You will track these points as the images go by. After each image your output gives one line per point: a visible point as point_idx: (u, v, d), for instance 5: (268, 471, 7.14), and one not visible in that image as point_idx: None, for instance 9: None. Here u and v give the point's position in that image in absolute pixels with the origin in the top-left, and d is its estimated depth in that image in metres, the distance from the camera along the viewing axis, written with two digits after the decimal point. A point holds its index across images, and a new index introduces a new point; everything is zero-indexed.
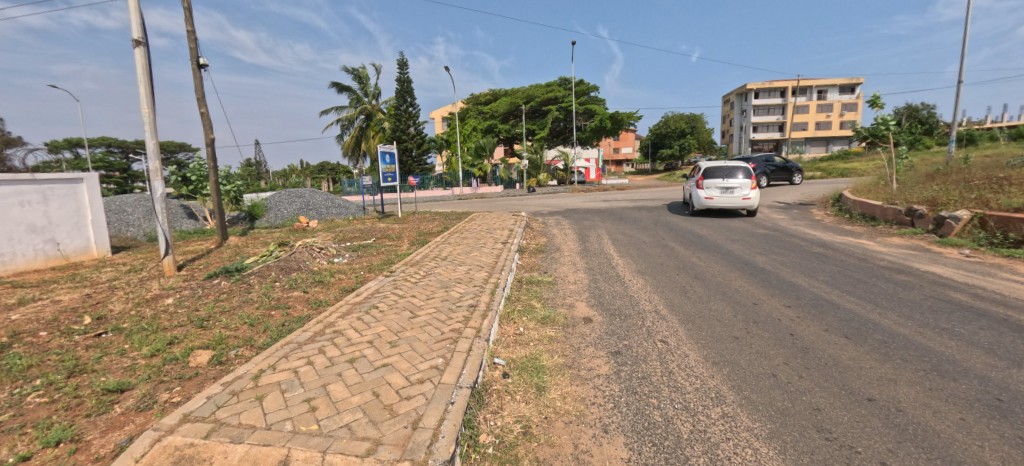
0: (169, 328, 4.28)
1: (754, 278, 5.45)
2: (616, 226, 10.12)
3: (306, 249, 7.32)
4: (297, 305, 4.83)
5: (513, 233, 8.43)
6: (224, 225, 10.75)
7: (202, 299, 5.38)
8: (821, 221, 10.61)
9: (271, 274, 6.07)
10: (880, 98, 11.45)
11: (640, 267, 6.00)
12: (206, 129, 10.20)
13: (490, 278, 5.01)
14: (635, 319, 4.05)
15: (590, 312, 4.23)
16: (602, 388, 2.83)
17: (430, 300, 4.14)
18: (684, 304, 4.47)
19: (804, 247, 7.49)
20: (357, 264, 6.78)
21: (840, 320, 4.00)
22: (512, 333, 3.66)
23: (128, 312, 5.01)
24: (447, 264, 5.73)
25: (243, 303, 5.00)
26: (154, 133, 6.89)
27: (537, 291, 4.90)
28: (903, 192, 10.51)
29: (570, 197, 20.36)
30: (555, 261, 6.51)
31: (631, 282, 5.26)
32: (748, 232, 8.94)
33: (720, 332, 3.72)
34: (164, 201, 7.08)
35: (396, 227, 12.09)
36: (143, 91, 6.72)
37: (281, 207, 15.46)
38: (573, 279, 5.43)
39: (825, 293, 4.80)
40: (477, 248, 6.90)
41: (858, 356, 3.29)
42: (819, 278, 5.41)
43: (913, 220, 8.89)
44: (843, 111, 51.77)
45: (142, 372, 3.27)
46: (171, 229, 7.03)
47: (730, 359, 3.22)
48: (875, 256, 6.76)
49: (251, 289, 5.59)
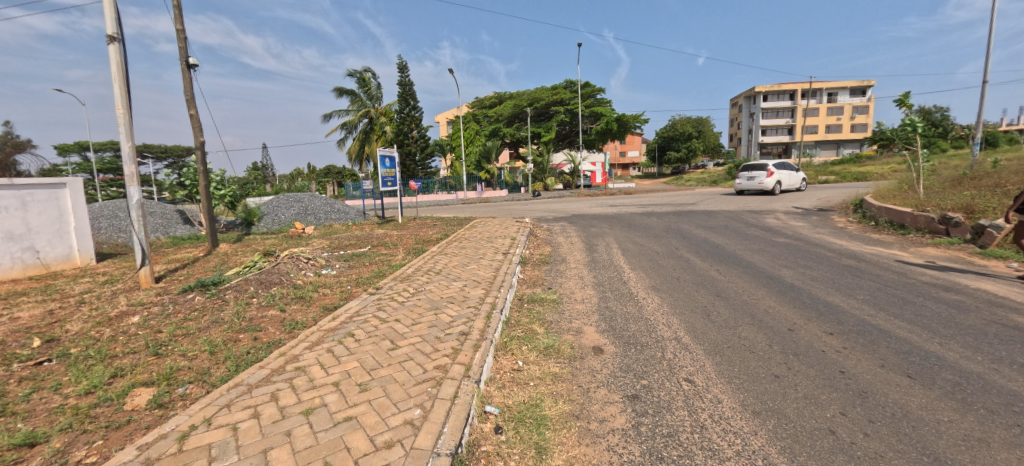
0: (121, 356, 3.76)
1: (785, 297, 4.84)
2: (625, 234, 9.53)
3: (292, 260, 6.79)
4: (269, 327, 4.29)
5: (516, 243, 7.86)
6: (214, 233, 10.30)
7: (170, 319, 4.85)
8: (844, 229, 9.96)
9: (249, 289, 5.54)
10: (910, 97, 10.77)
11: (655, 282, 5.43)
12: (196, 132, 9.77)
13: (486, 297, 4.46)
14: (654, 350, 3.46)
15: (601, 340, 3.66)
16: (620, 451, 2.26)
17: (417, 326, 3.60)
18: (707, 330, 3.89)
19: (832, 258, 6.87)
20: (345, 277, 6.27)
21: (896, 353, 3.41)
22: (509, 369, 3.09)
23: (85, 332, 4.49)
24: (440, 279, 5.18)
25: (211, 325, 4.48)
26: (130, 135, 6.42)
27: (540, 313, 4.31)
28: (932, 198, 9.85)
29: (576, 202, 19.68)
30: (560, 275, 5.93)
31: (646, 301, 4.69)
32: (768, 242, 8.34)
33: (755, 367, 3.16)
34: (141, 208, 6.58)
35: (395, 233, 11.56)
36: (118, 90, 6.26)
37: (278, 212, 15.04)
38: (580, 297, 4.85)
39: (868, 317, 4.20)
40: (475, 259, 6.36)
41: (931, 404, 2.71)
42: (857, 297, 4.81)
43: (947, 229, 8.21)
44: (854, 114, 50.87)
45: (64, 418, 2.73)
46: (148, 238, 6.53)
47: (775, 408, 2.65)
48: (914, 270, 6.12)
49: (224, 307, 5.05)
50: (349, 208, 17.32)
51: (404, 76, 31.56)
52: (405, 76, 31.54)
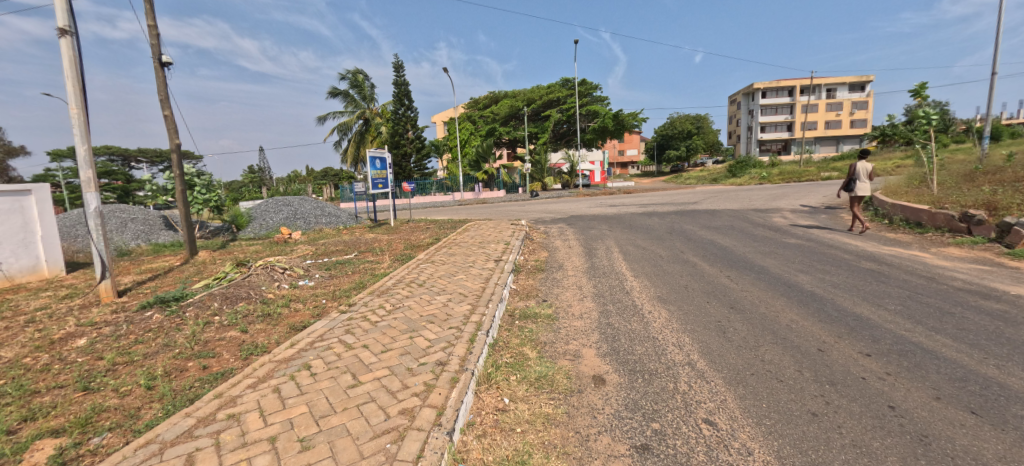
0: (43, 392, 3.24)
1: (807, 309, 4.30)
2: (626, 236, 8.99)
3: (266, 271, 6.25)
4: (223, 353, 3.76)
5: (509, 248, 7.33)
6: (193, 239, 9.75)
7: (119, 342, 4.32)
8: (856, 228, 9.41)
9: (212, 305, 4.99)
10: (927, 87, 10.33)
11: (661, 292, 4.89)
12: (171, 134, 9.23)
13: (472, 315, 3.91)
14: (665, 381, 2.94)
15: (602, 367, 3.14)
16: None
17: (387, 354, 3.07)
18: (725, 352, 3.36)
19: (852, 261, 6.33)
20: (322, 290, 5.74)
21: (949, 380, 2.90)
22: (492, 410, 2.57)
23: (17, 361, 3.95)
24: (422, 293, 4.64)
25: (160, 351, 3.94)
26: (85, 137, 5.90)
27: (533, 333, 3.78)
28: (948, 195, 9.31)
29: (575, 202, 19.09)
30: (557, 284, 5.40)
31: (652, 316, 4.16)
32: (780, 243, 7.80)
33: (787, 402, 2.66)
34: (100, 217, 6.03)
35: (384, 237, 11.00)
36: (71, 89, 5.76)
37: (266, 216, 14.50)
38: (578, 312, 4.30)
39: (906, 333, 3.68)
40: (463, 268, 5.82)
41: (1010, 454, 2.20)
42: (889, 308, 4.29)
43: (969, 227, 7.71)
44: (853, 110, 50.42)
45: None
46: (108, 249, 6.00)
47: (820, 463, 2.14)
48: (943, 275, 5.57)
49: (182, 328, 4.52)
50: (342, 211, 16.77)
51: (398, 76, 31.03)
52: (399, 76, 31.04)
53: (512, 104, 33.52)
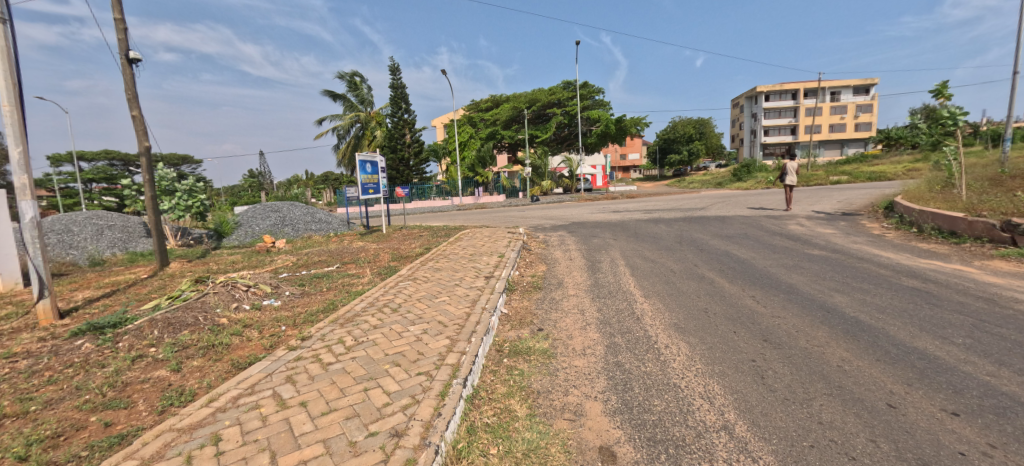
0: None
1: (858, 342, 3.54)
2: (633, 246, 8.25)
3: (226, 289, 5.49)
4: (140, 403, 3.03)
5: (503, 261, 6.58)
6: (164, 249, 9.00)
7: (28, 381, 3.58)
8: (882, 237, 8.63)
9: (151, 334, 4.27)
10: (947, 86, 9.54)
11: (678, 319, 4.14)
12: (140, 136, 8.54)
13: (448, 353, 3.17)
14: (697, 458, 2.19)
15: (611, 433, 2.40)
16: None
17: (327, 418, 2.33)
18: (771, 409, 2.61)
19: (891, 278, 5.56)
20: (287, 312, 5.01)
21: None
22: None
23: None
24: (393, 322, 3.88)
25: (66, 398, 3.20)
26: (20, 138, 5.20)
27: (524, 378, 3.05)
28: (982, 200, 8.54)
29: (576, 207, 18.36)
30: (555, 307, 4.63)
31: (670, 352, 3.41)
32: (803, 255, 7.03)
33: None
34: (38, 228, 5.32)
35: (372, 247, 10.28)
36: (2, 84, 5.10)
37: (252, 223, 13.82)
38: (580, 347, 3.54)
39: (992, 380, 2.92)
40: (447, 287, 5.09)
41: None
42: (959, 342, 3.52)
43: (1013, 237, 6.94)
44: (857, 112, 49.65)
45: None
46: (48, 264, 5.30)
47: None
48: (1002, 295, 4.80)
49: (106, 363, 3.78)
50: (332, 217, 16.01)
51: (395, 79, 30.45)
52: (397, 78, 30.47)
53: (513, 106, 32.84)
